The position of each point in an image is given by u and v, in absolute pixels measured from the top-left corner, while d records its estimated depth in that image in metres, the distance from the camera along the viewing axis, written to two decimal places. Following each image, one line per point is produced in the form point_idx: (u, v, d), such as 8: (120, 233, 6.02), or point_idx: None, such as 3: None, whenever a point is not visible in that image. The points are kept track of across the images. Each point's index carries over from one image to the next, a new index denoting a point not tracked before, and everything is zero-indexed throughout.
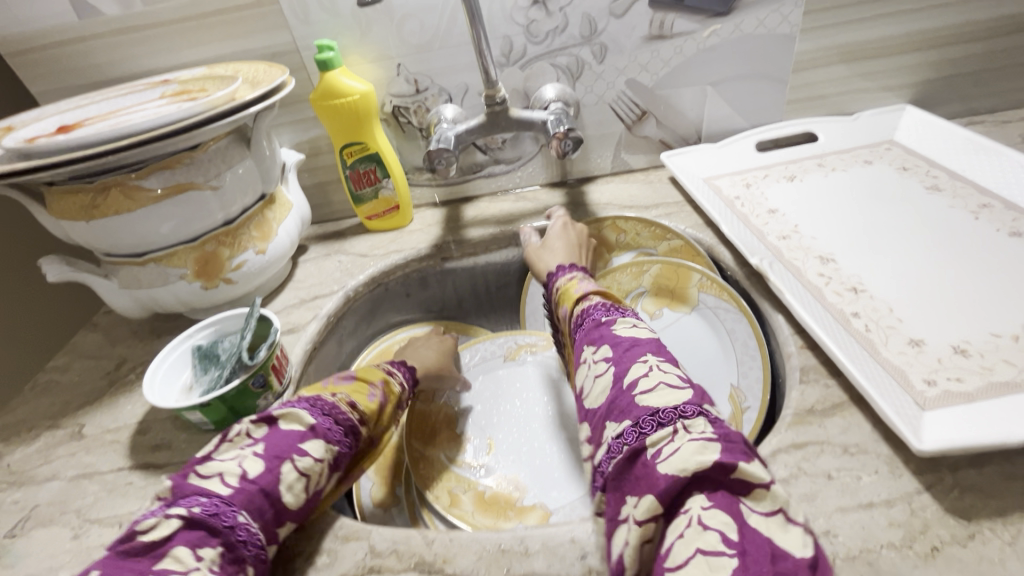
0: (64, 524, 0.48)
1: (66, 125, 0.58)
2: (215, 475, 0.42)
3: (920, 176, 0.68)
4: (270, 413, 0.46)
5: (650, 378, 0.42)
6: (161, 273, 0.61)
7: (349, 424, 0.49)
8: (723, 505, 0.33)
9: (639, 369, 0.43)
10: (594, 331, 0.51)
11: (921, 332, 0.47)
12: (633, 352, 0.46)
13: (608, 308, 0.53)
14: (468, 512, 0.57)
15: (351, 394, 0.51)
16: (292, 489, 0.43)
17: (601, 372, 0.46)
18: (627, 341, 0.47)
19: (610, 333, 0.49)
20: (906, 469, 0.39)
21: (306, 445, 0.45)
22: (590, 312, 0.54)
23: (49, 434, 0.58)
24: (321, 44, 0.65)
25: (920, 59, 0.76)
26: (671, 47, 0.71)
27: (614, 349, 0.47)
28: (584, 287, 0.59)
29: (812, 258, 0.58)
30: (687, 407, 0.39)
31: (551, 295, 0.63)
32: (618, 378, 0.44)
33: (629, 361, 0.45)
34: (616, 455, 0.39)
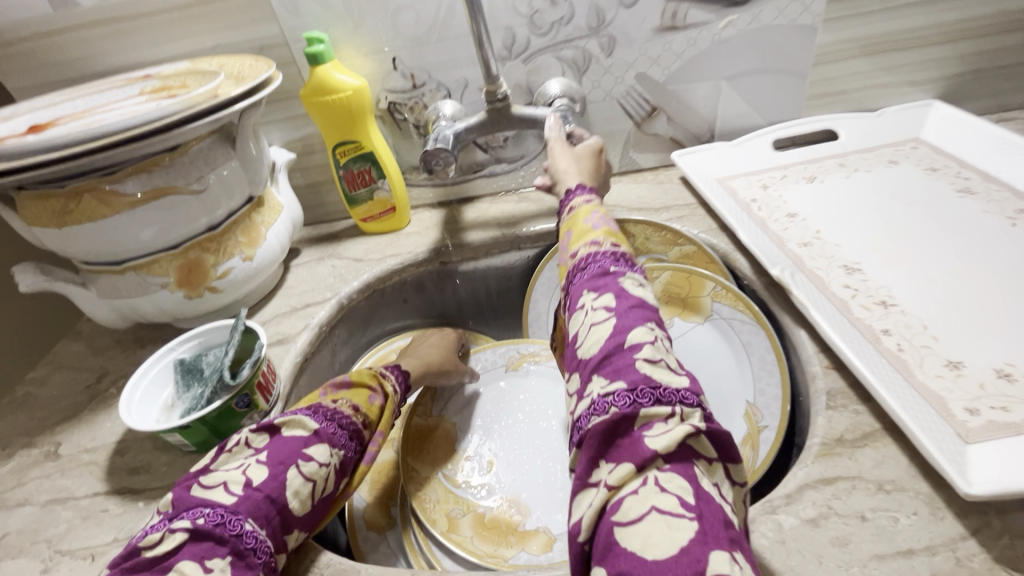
0: (34, 556, 0.45)
1: (38, 125, 0.54)
2: (220, 484, 0.40)
3: (950, 177, 0.64)
4: (270, 421, 0.44)
5: (654, 348, 0.35)
6: (142, 282, 0.58)
7: (352, 428, 0.48)
8: (688, 472, 0.31)
9: (645, 335, 0.36)
10: (598, 278, 0.42)
11: (959, 352, 0.44)
12: (640, 313, 0.38)
13: (617, 257, 0.43)
14: (467, 538, 0.53)
15: (353, 398, 0.50)
16: (298, 495, 0.42)
17: (601, 323, 0.38)
18: (636, 299, 0.39)
19: (619, 283, 0.40)
20: (948, 511, 0.35)
21: (311, 450, 0.44)
22: (595, 255, 0.44)
23: (23, 454, 0.54)
24: (311, 36, 0.61)
25: (949, 52, 0.71)
26: (684, 39, 0.67)
27: (619, 300, 0.39)
28: (594, 224, 0.48)
29: (836, 268, 0.54)
30: (688, 393, 0.34)
31: (560, 218, 0.53)
32: (619, 337, 0.36)
33: (634, 321, 0.37)
34: (599, 414, 0.34)
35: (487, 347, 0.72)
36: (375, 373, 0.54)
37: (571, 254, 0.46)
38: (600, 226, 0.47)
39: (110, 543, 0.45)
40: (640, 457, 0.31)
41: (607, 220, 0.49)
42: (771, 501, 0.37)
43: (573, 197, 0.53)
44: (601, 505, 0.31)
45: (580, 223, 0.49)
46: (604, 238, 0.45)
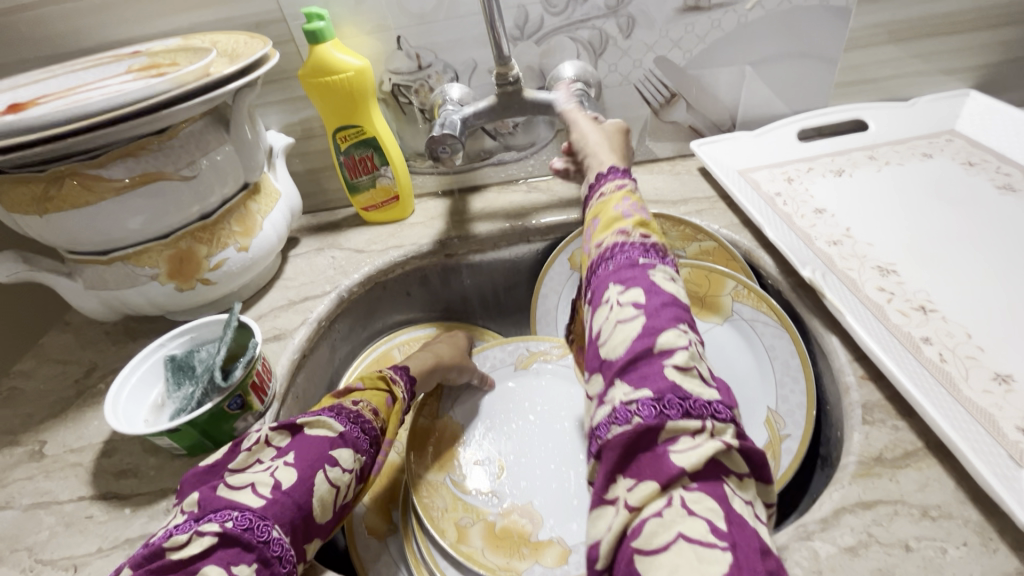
0: (14, 565, 0.42)
1: (17, 103, 0.51)
2: (247, 485, 0.37)
3: (990, 172, 0.60)
4: (293, 421, 0.41)
5: (685, 355, 0.31)
6: (130, 273, 0.55)
7: (373, 433, 0.45)
8: (717, 491, 0.27)
9: (678, 338, 0.31)
10: (625, 270, 0.36)
11: (1008, 365, 0.40)
12: (671, 312, 0.33)
13: (648, 249, 0.37)
14: (478, 549, 0.50)
15: (372, 400, 0.47)
16: (324, 502, 0.39)
17: (630, 322, 0.33)
18: (669, 297, 0.34)
19: (648, 277, 0.35)
20: (1002, 542, 0.32)
21: (336, 454, 0.41)
22: (621, 245, 0.37)
23: (6, 453, 0.52)
24: (310, 11, 0.57)
25: (989, 39, 0.66)
26: (708, 20, 0.63)
27: (648, 297, 0.34)
28: (625, 212, 0.40)
29: (870, 269, 0.51)
30: (720, 407, 0.30)
31: (586, 201, 0.45)
32: (650, 341, 0.31)
33: (667, 323, 0.32)
34: (620, 424, 0.30)
35: (494, 344, 0.68)
36: (383, 375, 0.51)
37: (595, 245, 0.39)
38: (632, 215, 0.39)
39: (94, 553, 0.42)
40: (666, 475, 0.28)
41: (641, 207, 0.41)
42: (805, 526, 0.34)
43: (603, 180, 0.44)
44: (620, 529, 0.28)
45: (608, 209, 0.41)
46: (636, 229, 0.38)
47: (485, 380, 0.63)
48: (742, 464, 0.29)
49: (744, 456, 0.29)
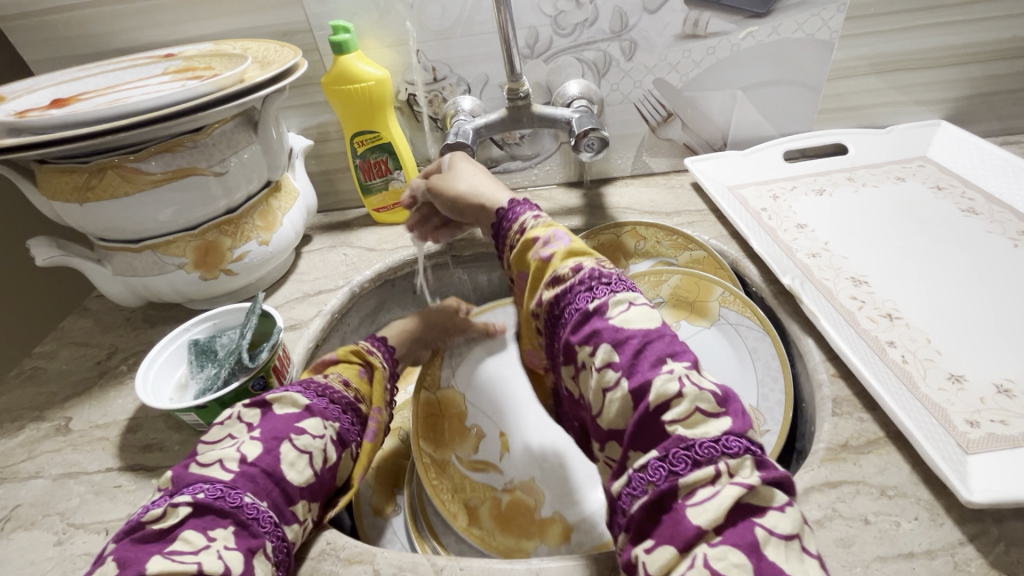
0: (47, 528, 0.45)
1: (61, 99, 0.54)
2: (216, 462, 0.40)
3: (955, 196, 0.66)
4: (263, 398, 0.44)
5: (682, 404, 0.32)
6: (157, 261, 0.58)
7: (344, 401, 0.49)
8: (746, 539, 0.28)
9: (666, 384, 0.32)
10: (583, 326, 0.37)
11: (961, 367, 0.45)
12: (647, 357, 0.34)
13: (592, 283, 0.39)
14: (489, 531, 0.54)
15: (343, 372, 0.51)
16: (297, 469, 0.41)
17: (615, 388, 0.34)
18: (637, 339, 0.34)
19: (605, 325, 0.36)
20: (948, 517, 0.37)
21: (303, 424, 0.44)
22: (568, 300, 0.39)
23: (33, 427, 0.55)
24: (337, 24, 0.61)
25: (960, 75, 0.73)
26: (704, 47, 0.68)
27: (618, 352, 0.35)
28: (546, 254, 0.43)
29: (844, 279, 0.56)
30: (731, 441, 0.31)
31: (508, 242, 0.47)
32: (643, 400, 0.33)
33: (648, 371, 0.33)
34: (638, 494, 0.32)
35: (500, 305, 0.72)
36: (358, 349, 0.55)
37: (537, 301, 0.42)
38: (553, 253, 0.42)
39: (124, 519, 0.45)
40: (687, 532, 0.29)
41: (558, 236, 0.44)
42: None
43: (517, 215, 0.48)
44: None
45: (530, 256, 0.44)
46: (563, 267, 0.41)
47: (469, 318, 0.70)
48: (770, 494, 0.30)
49: (770, 485, 0.30)
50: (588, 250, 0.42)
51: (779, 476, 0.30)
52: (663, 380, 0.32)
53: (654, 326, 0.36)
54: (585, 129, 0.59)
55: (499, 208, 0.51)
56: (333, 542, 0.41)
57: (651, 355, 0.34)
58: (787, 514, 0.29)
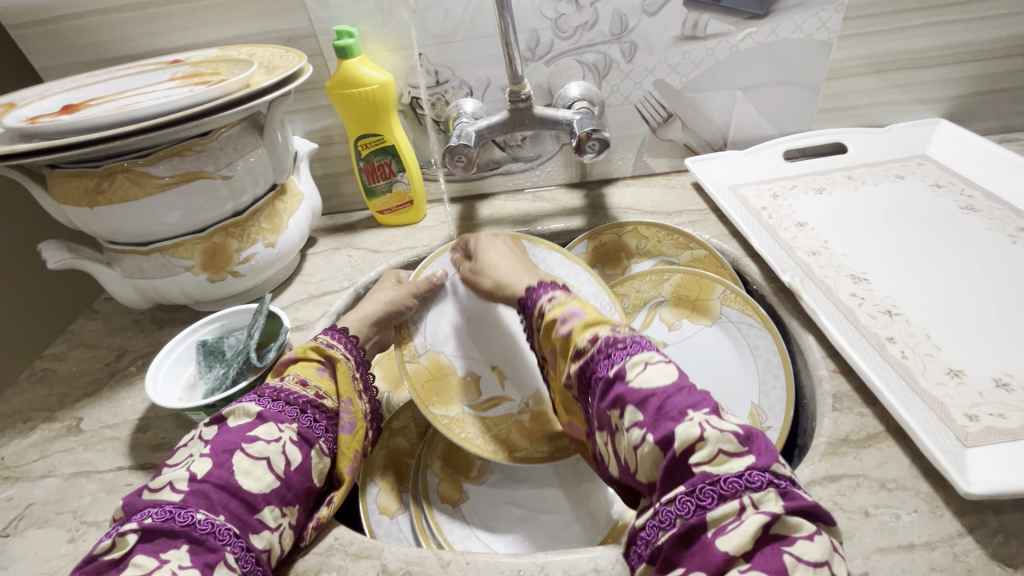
0: (60, 525, 0.46)
1: (71, 105, 0.55)
2: (166, 484, 0.38)
3: (954, 194, 0.66)
4: (216, 414, 0.43)
5: (705, 447, 0.33)
6: (166, 263, 0.59)
7: (305, 401, 0.45)
8: (774, 565, 0.28)
9: (688, 431, 0.33)
10: (605, 388, 0.38)
11: (960, 361, 0.46)
12: (669, 409, 0.34)
13: (611, 351, 0.39)
14: (527, 449, 0.55)
15: (299, 372, 0.48)
16: (254, 477, 0.39)
17: (642, 444, 0.35)
18: (656, 397, 0.35)
19: (626, 388, 0.37)
20: (948, 510, 0.37)
21: (256, 432, 0.41)
22: (591, 368, 0.40)
23: (45, 427, 0.56)
24: (340, 29, 0.62)
25: (959, 73, 0.73)
26: (703, 49, 0.69)
27: (641, 409, 0.35)
28: (565, 331, 0.43)
29: (843, 276, 0.56)
30: (753, 475, 0.31)
31: (535, 324, 0.49)
32: (669, 450, 0.33)
33: (670, 423, 0.34)
34: (666, 527, 0.32)
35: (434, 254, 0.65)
36: (315, 344, 0.51)
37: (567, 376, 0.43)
38: (572, 328, 0.43)
39: None
40: (716, 559, 0.29)
41: (577, 309, 0.45)
42: None
43: (538, 297, 0.50)
44: None
45: (553, 334, 0.45)
46: (582, 341, 0.42)
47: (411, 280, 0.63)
48: (798, 523, 0.30)
49: (797, 513, 0.31)
50: (604, 318, 0.43)
51: (805, 505, 0.31)
52: (686, 429, 0.33)
53: (671, 381, 0.36)
54: (587, 131, 0.60)
55: (522, 294, 0.52)
56: (337, 540, 0.41)
57: (671, 411, 0.34)
58: (816, 542, 0.29)
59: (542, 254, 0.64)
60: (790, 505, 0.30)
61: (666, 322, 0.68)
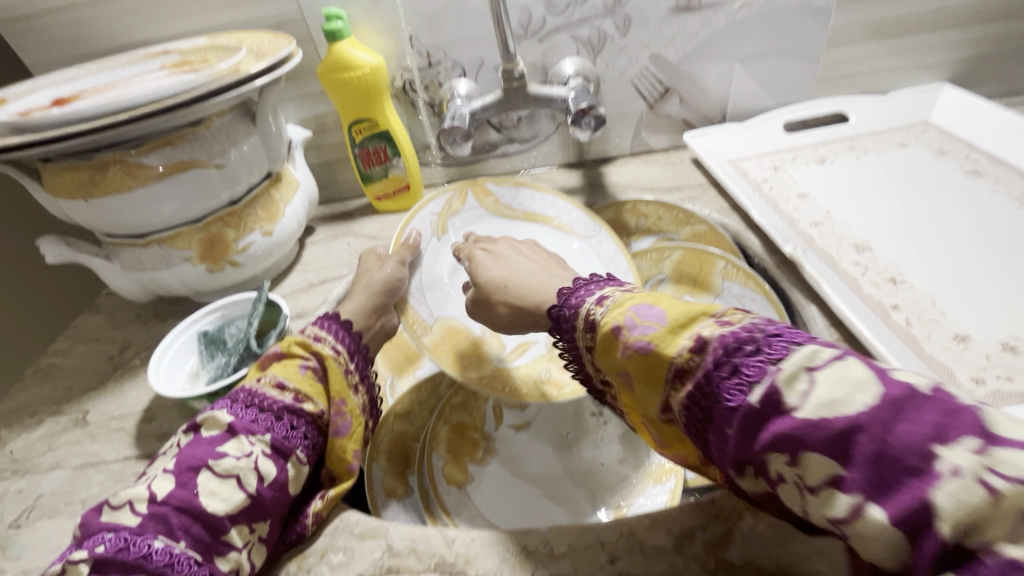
0: (70, 515, 0.46)
1: (61, 98, 0.55)
2: (125, 503, 0.35)
3: (959, 159, 0.65)
4: (190, 420, 0.40)
5: (980, 512, 0.19)
6: (164, 255, 0.59)
7: (280, 407, 0.42)
8: None
9: (943, 489, 0.19)
10: (758, 425, 0.25)
11: (966, 326, 0.45)
12: (900, 460, 0.20)
13: (740, 364, 0.26)
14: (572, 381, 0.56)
15: (278, 373, 0.44)
16: (220, 497, 0.36)
17: (859, 517, 0.21)
18: (865, 436, 0.21)
19: (799, 425, 0.23)
20: None
21: (223, 448, 0.38)
22: (720, 394, 0.26)
23: (52, 421, 0.56)
24: (329, 12, 0.61)
25: (961, 36, 0.71)
26: (699, 20, 0.67)
27: (844, 462, 0.22)
28: (644, 344, 0.30)
29: (846, 246, 0.55)
30: None
31: (585, 337, 0.36)
32: (912, 524, 0.20)
33: (905, 482, 0.20)
34: None
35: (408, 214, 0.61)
36: (301, 339, 0.47)
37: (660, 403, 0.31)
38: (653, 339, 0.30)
39: None
40: None
41: (656, 312, 0.31)
42: None
43: (584, 302, 0.37)
44: None
45: (626, 352, 0.31)
46: (683, 352, 0.28)
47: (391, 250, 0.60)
48: None
49: None
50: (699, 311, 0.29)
51: None
52: (953, 489, 0.19)
53: (879, 402, 0.22)
54: (583, 107, 0.59)
55: (551, 309, 0.40)
56: (341, 521, 0.41)
57: (908, 460, 0.20)
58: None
59: (514, 195, 0.66)
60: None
61: None
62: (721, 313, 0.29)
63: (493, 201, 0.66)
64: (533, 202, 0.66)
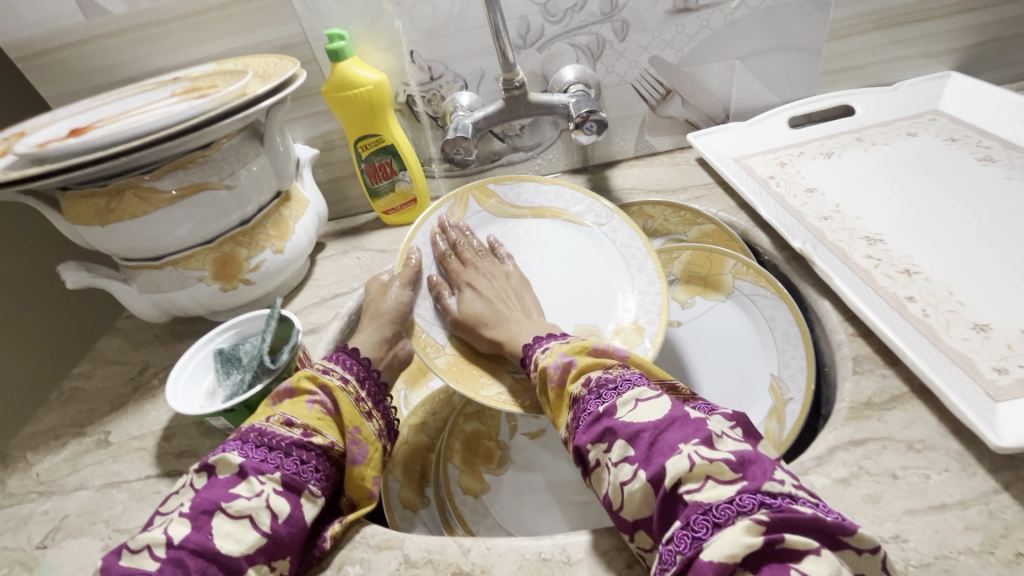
0: (94, 535, 0.47)
1: (77, 128, 0.56)
2: (144, 547, 0.34)
3: (970, 146, 0.64)
4: (203, 460, 0.39)
5: (693, 476, 0.32)
6: (179, 276, 0.60)
7: (289, 443, 0.41)
8: None
9: (678, 462, 0.32)
10: (593, 426, 0.38)
11: (986, 315, 0.44)
12: (662, 446, 0.33)
13: (601, 391, 0.40)
14: None
15: (287, 411, 0.43)
16: (235, 538, 0.35)
17: (636, 482, 0.33)
18: (649, 432, 0.34)
19: (617, 423, 0.36)
20: (980, 467, 0.36)
21: (237, 488, 0.38)
22: (583, 408, 0.40)
23: (75, 443, 0.57)
24: (331, 33, 0.63)
25: (965, 22, 0.70)
26: (696, 20, 0.67)
27: (633, 447, 0.34)
28: (559, 380, 0.44)
29: (857, 239, 0.54)
30: (742, 498, 0.30)
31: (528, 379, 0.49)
32: (661, 486, 0.32)
33: (659, 459, 0.33)
34: (669, 567, 0.30)
35: (411, 228, 0.62)
36: (309, 372, 0.46)
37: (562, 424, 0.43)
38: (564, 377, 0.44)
39: None
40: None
41: (566, 352, 0.46)
42: (803, 463, 0.38)
43: (533, 352, 0.50)
44: None
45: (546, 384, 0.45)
46: (577, 386, 0.42)
47: (395, 274, 0.60)
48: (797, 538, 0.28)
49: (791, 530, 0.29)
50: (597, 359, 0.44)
51: (794, 518, 0.29)
52: (675, 461, 0.32)
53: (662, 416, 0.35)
54: (584, 112, 0.59)
55: (519, 350, 0.52)
56: (358, 536, 0.41)
57: (665, 447, 0.33)
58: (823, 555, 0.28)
59: (516, 191, 0.66)
60: (787, 520, 0.29)
61: (678, 301, 0.69)
62: (610, 366, 0.43)
63: (495, 202, 0.66)
64: (538, 196, 0.66)
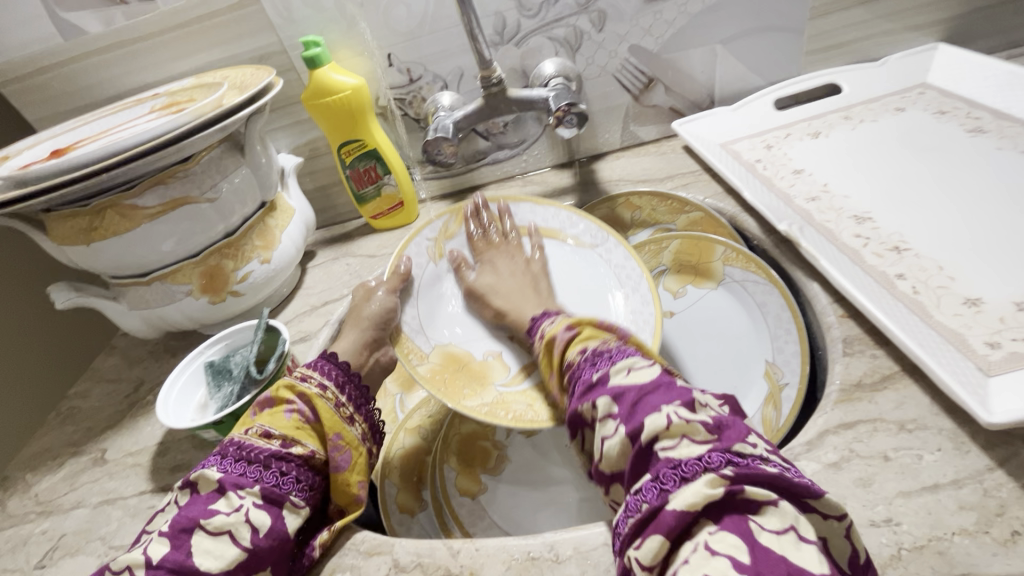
0: (90, 552, 0.47)
1: (59, 149, 0.57)
2: (124, 569, 0.35)
3: (960, 118, 0.63)
4: (185, 477, 0.39)
5: (671, 435, 0.32)
6: (166, 291, 0.61)
7: (267, 455, 0.41)
8: (738, 528, 0.28)
9: (657, 419, 0.33)
10: (584, 391, 0.39)
11: (978, 289, 0.43)
12: (644, 406, 0.34)
13: (596, 359, 0.40)
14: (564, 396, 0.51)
15: (266, 423, 0.43)
16: (213, 555, 0.36)
17: (614, 438, 0.35)
18: (633, 392, 0.35)
19: (608, 388, 0.37)
20: (972, 444, 0.35)
21: (216, 505, 0.38)
22: (578, 374, 0.41)
23: (73, 461, 0.58)
24: (307, 40, 0.62)
25: None
26: (674, 6, 0.67)
27: (617, 404, 0.36)
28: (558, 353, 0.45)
29: (845, 218, 0.54)
30: (712, 456, 0.31)
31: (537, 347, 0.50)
32: (637, 441, 0.33)
33: (639, 417, 0.34)
34: (632, 515, 0.31)
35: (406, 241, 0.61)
36: (293, 380, 0.46)
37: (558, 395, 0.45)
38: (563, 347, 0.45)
39: None
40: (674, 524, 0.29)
41: (568, 326, 0.46)
42: (792, 448, 0.37)
43: (541, 324, 0.51)
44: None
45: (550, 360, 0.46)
46: (574, 352, 0.43)
47: (383, 281, 0.59)
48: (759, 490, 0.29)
49: (754, 484, 0.29)
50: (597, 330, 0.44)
51: (759, 475, 0.29)
52: (654, 419, 0.33)
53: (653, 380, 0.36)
54: (563, 105, 0.59)
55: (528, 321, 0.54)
56: (347, 544, 0.41)
57: (646, 405, 0.34)
58: (779, 509, 0.28)
59: (512, 211, 0.66)
60: (751, 475, 0.29)
61: (671, 290, 0.69)
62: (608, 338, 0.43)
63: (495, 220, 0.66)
64: (533, 216, 0.66)
